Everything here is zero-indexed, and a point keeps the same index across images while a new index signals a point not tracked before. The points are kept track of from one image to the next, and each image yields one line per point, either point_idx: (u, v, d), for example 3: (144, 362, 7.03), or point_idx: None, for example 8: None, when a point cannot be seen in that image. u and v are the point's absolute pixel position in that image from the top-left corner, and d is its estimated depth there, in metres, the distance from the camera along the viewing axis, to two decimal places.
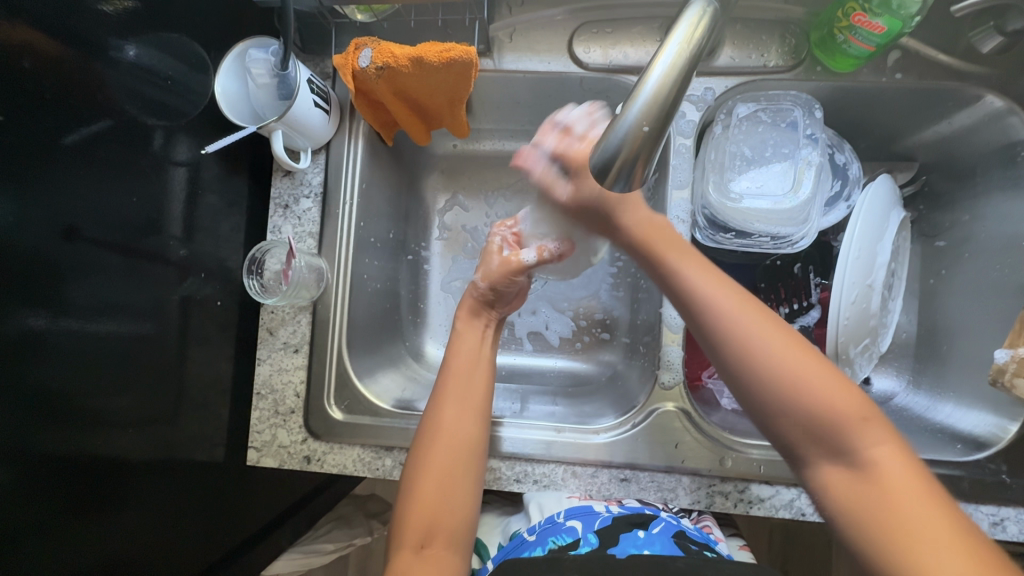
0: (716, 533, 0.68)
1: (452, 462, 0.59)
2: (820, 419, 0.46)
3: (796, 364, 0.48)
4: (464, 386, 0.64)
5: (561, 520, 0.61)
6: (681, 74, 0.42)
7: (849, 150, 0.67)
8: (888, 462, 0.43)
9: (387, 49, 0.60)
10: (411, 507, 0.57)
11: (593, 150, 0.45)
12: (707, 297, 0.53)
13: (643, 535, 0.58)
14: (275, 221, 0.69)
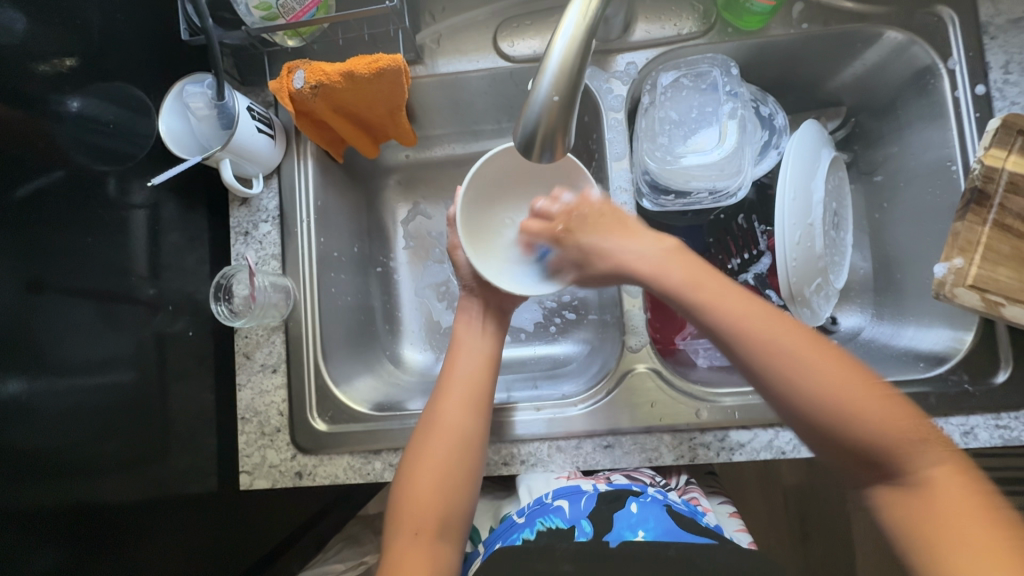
0: (703, 504, 0.73)
1: (444, 455, 0.60)
2: (885, 441, 0.46)
3: (830, 386, 0.48)
4: (467, 382, 0.64)
5: (549, 501, 0.65)
6: (581, 46, 0.45)
7: (773, 102, 0.70)
8: (948, 483, 0.44)
9: (318, 68, 0.62)
10: (407, 505, 0.59)
11: (517, 125, 0.48)
12: (735, 323, 0.51)
13: (635, 511, 0.62)
14: (237, 249, 0.71)
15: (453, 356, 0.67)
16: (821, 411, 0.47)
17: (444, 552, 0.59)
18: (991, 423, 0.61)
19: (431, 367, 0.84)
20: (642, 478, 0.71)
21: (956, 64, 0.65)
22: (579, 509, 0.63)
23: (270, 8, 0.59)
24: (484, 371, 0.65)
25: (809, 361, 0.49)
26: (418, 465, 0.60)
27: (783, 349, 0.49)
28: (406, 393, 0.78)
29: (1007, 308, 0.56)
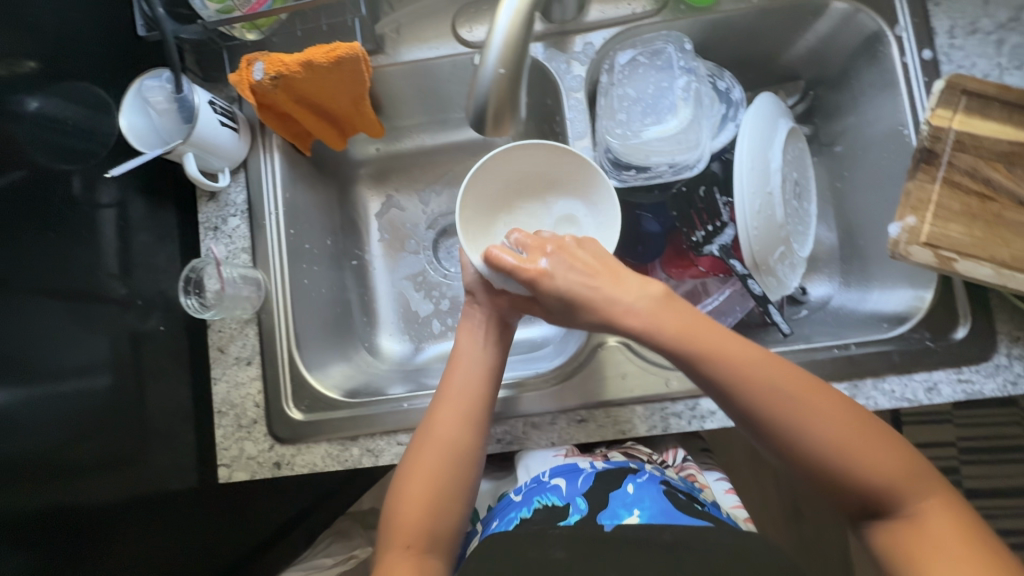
0: (700, 480, 0.74)
1: (435, 469, 0.60)
2: (884, 486, 0.49)
3: (840, 432, 0.50)
4: (466, 395, 0.62)
5: (546, 479, 0.65)
6: (524, 19, 0.46)
7: (728, 76, 0.71)
8: (942, 521, 0.48)
9: (277, 59, 0.63)
10: (397, 519, 0.59)
11: (468, 100, 0.48)
12: (755, 371, 0.52)
13: (633, 492, 0.62)
14: (207, 244, 0.71)
15: (452, 366, 0.64)
16: (831, 457, 0.50)
17: (434, 567, 0.58)
18: (953, 378, 0.62)
19: (411, 357, 0.87)
20: (640, 455, 0.73)
21: (903, 31, 0.67)
22: (576, 487, 0.63)
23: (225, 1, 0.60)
24: (482, 384, 0.63)
25: (816, 410, 0.50)
26: (411, 482, 0.60)
27: (798, 399, 0.51)
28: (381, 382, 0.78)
29: (959, 263, 0.57)
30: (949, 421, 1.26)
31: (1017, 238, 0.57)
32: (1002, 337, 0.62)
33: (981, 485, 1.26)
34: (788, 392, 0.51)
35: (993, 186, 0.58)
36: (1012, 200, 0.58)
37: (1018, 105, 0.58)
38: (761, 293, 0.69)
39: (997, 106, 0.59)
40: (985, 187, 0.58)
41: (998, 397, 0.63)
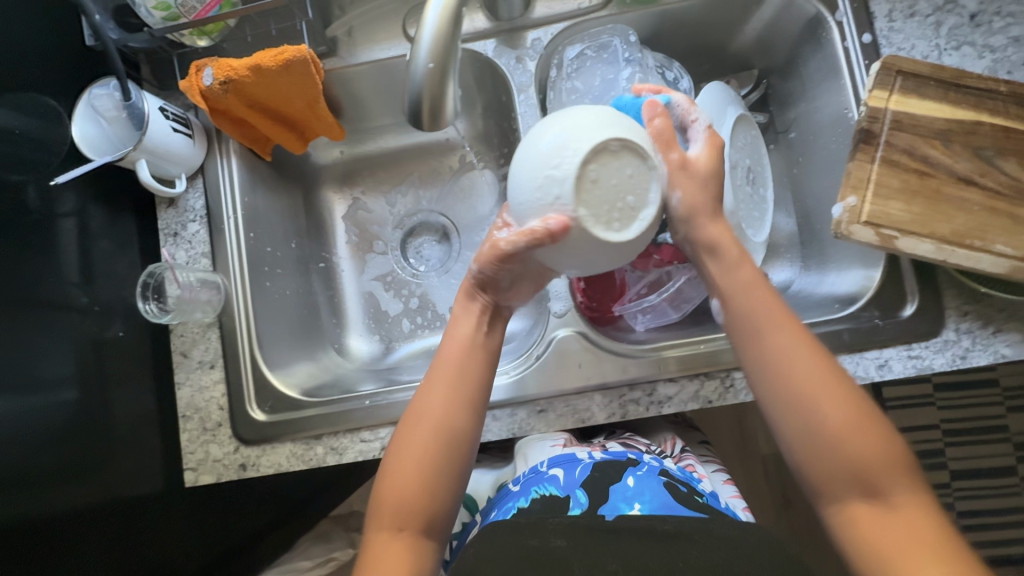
0: (698, 470, 0.75)
1: (426, 448, 0.58)
2: (865, 466, 0.52)
3: (842, 420, 0.53)
4: (463, 373, 0.60)
5: (544, 469, 0.63)
6: (453, 14, 0.47)
7: (677, 67, 0.72)
8: (913, 511, 0.50)
9: (225, 64, 0.64)
10: (389, 497, 0.57)
11: (403, 95, 0.49)
12: (782, 345, 0.55)
13: (633, 484, 0.61)
14: (168, 250, 0.72)
15: (450, 343, 0.62)
16: (832, 439, 0.53)
17: (426, 548, 0.57)
18: (903, 354, 0.64)
19: (383, 358, 0.87)
20: (638, 446, 0.76)
21: (843, 16, 0.68)
22: (573, 478, 0.62)
23: (170, 9, 0.61)
24: (480, 362, 0.61)
25: (831, 394, 0.53)
26: (401, 459, 0.58)
27: (815, 380, 0.54)
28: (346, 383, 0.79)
29: (900, 240, 0.58)
30: (932, 404, 1.27)
31: (954, 214, 0.58)
32: (950, 312, 0.64)
33: (966, 467, 1.26)
34: (809, 372, 0.54)
35: (931, 163, 0.59)
36: (950, 176, 0.59)
37: (952, 84, 0.60)
38: None
39: (932, 85, 0.60)
40: (923, 164, 0.59)
41: (948, 371, 0.64)
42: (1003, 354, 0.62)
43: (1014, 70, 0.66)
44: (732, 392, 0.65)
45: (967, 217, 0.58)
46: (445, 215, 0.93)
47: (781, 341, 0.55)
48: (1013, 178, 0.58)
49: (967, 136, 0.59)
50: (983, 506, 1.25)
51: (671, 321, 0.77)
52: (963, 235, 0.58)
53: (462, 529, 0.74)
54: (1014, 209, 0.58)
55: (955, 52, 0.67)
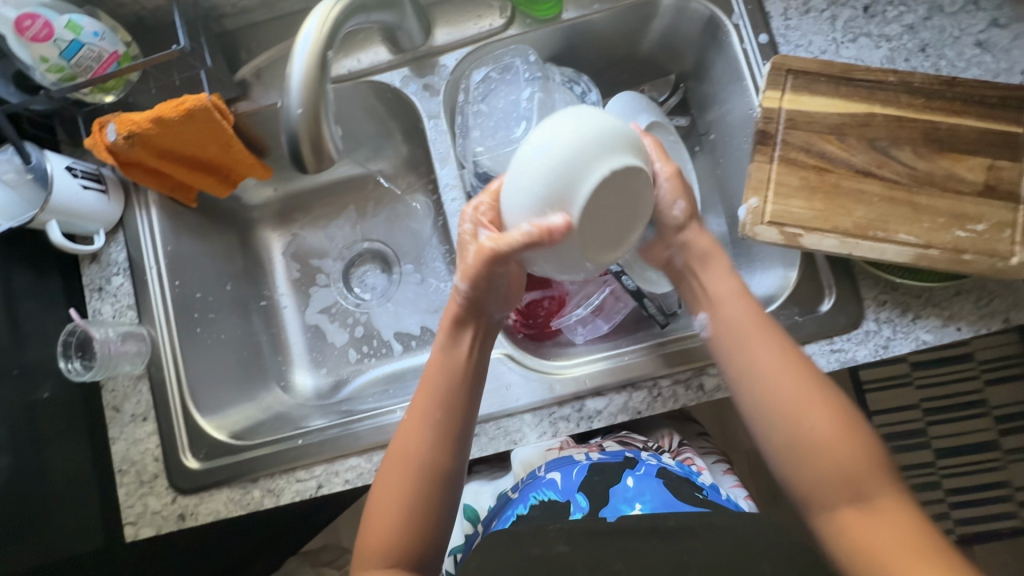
0: (696, 463, 0.79)
1: (406, 473, 0.57)
2: (843, 468, 0.51)
3: (823, 433, 0.52)
4: (448, 406, 0.59)
5: (542, 475, 0.74)
6: (319, 58, 0.48)
7: (585, 81, 0.73)
8: (891, 504, 0.49)
9: (127, 119, 0.64)
10: (372, 524, 0.56)
11: (282, 139, 0.49)
12: (766, 364, 0.55)
13: (631, 486, 0.70)
14: (93, 306, 0.72)
15: (432, 376, 0.60)
16: (816, 453, 0.52)
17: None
18: (826, 348, 0.64)
19: (337, 391, 0.87)
20: (636, 443, 0.81)
21: (739, 18, 0.69)
22: (571, 481, 0.72)
23: (64, 70, 0.61)
24: (465, 393, 0.60)
25: (811, 411, 0.53)
26: (384, 498, 0.56)
27: (798, 397, 0.53)
28: (287, 420, 0.79)
29: (805, 237, 0.59)
30: (909, 383, 1.26)
31: (855, 207, 0.58)
32: (868, 302, 0.64)
33: (948, 444, 1.25)
34: (788, 390, 0.54)
35: (829, 158, 0.59)
36: (848, 169, 0.59)
37: (842, 78, 0.60)
38: (636, 287, 0.70)
39: (823, 81, 0.60)
40: (821, 160, 0.59)
41: (873, 362, 0.64)
42: (923, 340, 0.62)
43: (911, 57, 0.66)
44: (660, 401, 0.65)
45: (868, 208, 0.58)
46: (384, 243, 0.93)
47: (761, 360, 0.56)
48: (909, 167, 0.58)
49: (862, 128, 0.59)
50: (972, 483, 1.23)
51: (603, 333, 0.78)
52: (866, 228, 0.58)
53: (465, 539, 0.80)
54: (913, 196, 0.58)
55: (852, 44, 0.67)
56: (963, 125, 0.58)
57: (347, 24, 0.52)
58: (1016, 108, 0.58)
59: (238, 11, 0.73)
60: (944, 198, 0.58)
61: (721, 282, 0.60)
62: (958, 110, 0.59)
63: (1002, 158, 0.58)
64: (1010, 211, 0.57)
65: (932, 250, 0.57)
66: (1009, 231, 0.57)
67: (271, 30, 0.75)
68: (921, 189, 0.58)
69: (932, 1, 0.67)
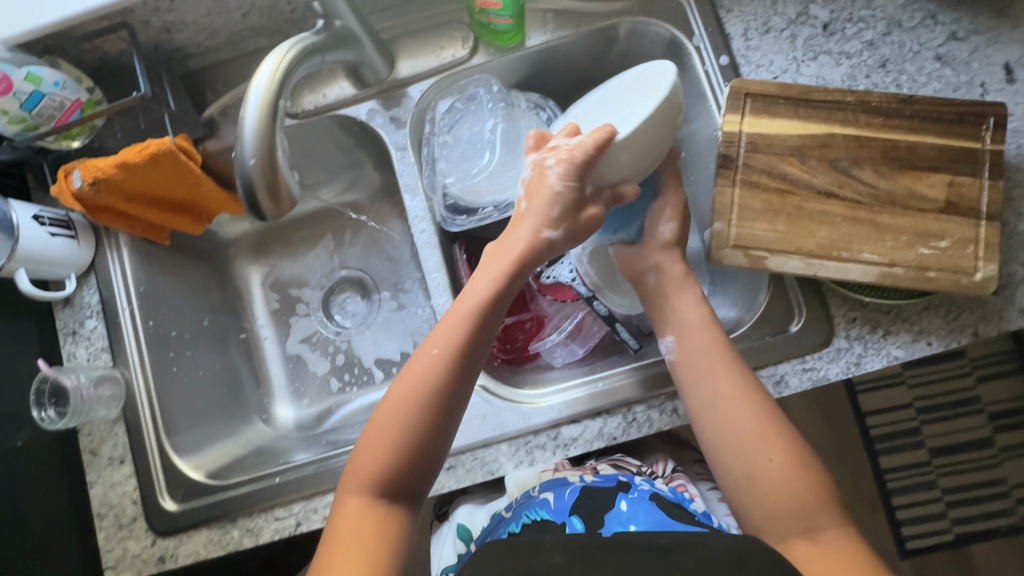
0: (689, 490, 0.78)
1: (411, 406, 0.54)
2: (794, 499, 0.53)
3: (775, 463, 0.54)
4: (476, 343, 0.56)
5: (536, 494, 0.74)
6: (269, 108, 0.48)
7: (551, 106, 0.74)
8: (836, 535, 0.52)
9: (92, 165, 0.64)
10: (364, 452, 0.54)
11: (237, 186, 0.49)
12: (726, 394, 0.57)
13: (625, 509, 0.70)
14: (67, 350, 0.72)
15: (464, 301, 0.56)
16: (767, 483, 0.54)
17: (398, 516, 0.53)
18: (798, 367, 0.64)
19: (322, 421, 0.86)
20: (629, 467, 0.80)
21: (700, 41, 0.69)
22: (564, 501, 0.72)
23: (25, 119, 0.61)
24: (487, 328, 0.57)
25: (763, 441, 0.55)
26: (383, 424, 0.54)
27: (753, 426, 0.55)
28: (269, 454, 0.79)
29: (770, 259, 0.59)
30: (900, 383, 1.25)
31: (819, 228, 0.58)
32: (838, 320, 0.64)
33: (943, 442, 1.23)
34: (743, 419, 0.56)
35: (790, 180, 0.59)
36: (810, 191, 0.59)
37: (801, 100, 0.60)
38: (607, 312, 0.72)
39: (782, 103, 0.60)
40: (783, 182, 0.59)
41: (846, 379, 0.63)
42: (895, 356, 0.62)
43: (872, 73, 0.67)
44: (635, 426, 0.65)
45: (831, 229, 0.58)
46: (362, 270, 0.93)
47: (720, 389, 0.57)
48: (870, 186, 0.59)
49: (822, 149, 0.60)
50: (968, 481, 1.22)
51: (577, 357, 0.77)
52: (831, 248, 0.58)
53: (457, 559, 0.80)
54: (876, 215, 0.58)
55: (813, 62, 0.67)
56: (921, 143, 0.59)
57: (300, 70, 0.53)
58: (973, 123, 0.59)
59: (203, 51, 0.73)
60: (906, 216, 0.58)
61: (686, 311, 0.62)
62: (917, 128, 0.59)
63: (962, 174, 0.58)
64: (972, 227, 0.57)
65: (896, 269, 0.57)
66: (973, 247, 0.57)
67: (237, 68, 0.75)
68: (883, 208, 0.58)
69: (890, 17, 0.68)
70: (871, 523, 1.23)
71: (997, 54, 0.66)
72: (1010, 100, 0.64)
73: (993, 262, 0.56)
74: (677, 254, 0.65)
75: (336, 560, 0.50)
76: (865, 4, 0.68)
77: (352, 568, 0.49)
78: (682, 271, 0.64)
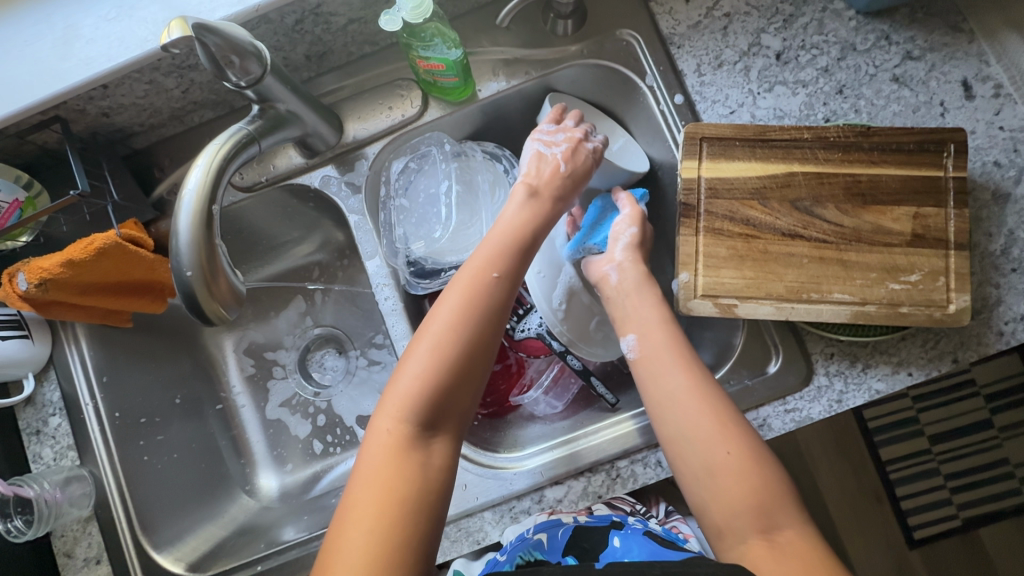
0: (684, 530, 0.76)
1: (451, 332, 0.51)
2: (745, 499, 0.50)
3: (722, 453, 0.52)
4: (520, 271, 0.56)
5: (529, 533, 0.60)
6: (201, 213, 0.46)
7: (507, 158, 0.73)
8: (790, 533, 0.49)
9: (36, 266, 0.63)
10: (399, 385, 0.51)
11: (176, 291, 0.47)
12: (680, 382, 0.55)
13: (619, 545, 0.61)
14: (33, 451, 0.70)
15: (503, 232, 0.57)
16: (718, 476, 0.52)
17: (436, 450, 0.49)
18: (780, 410, 0.62)
19: (309, 488, 0.83)
20: (624, 507, 0.77)
21: (652, 80, 0.69)
22: (557, 542, 0.60)
23: None
24: (522, 261, 0.56)
25: (711, 433, 0.53)
26: (423, 350, 0.51)
27: (699, 417, 0.53)
28: (253, 532, 0.76)
29: (740, 306, 0.57)
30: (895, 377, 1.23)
31: (786, 272, 0.57)
32: (816, 357, 0.62)
33: (942, 431, 1.22)
34: (688, 411, 0.54)
35: (754, 224, 0.58)
36: (774, 233, 0.58)
37: (755, 142, 0.59)
38: (581, 365, 0.71)
39: (738, 146, 0.59)
40: (746, 227, 0.58)
41: (830, 417, 0.62)
42: (876, 390, 0.60)
43: (830, 100, 0.65)
44: (620, 482, 0.63)
45: (798, 271, 0.57)
46: (335, 326, 0.90)
47: (675, 376, 0.55)
48: (835, 224, 0.57)
49: (783, 189, 0.58)
50: (968, 467, 1.21)
51: (557, 410, 0.75)
52: (801, 291, 0.57)
53: None
54: (843, 254, 0.57)
55: (769, 94, 0.66)
56: (879, 177, 0.58)
57: (235, 164, 0.52)
58: (931, 151, 0.58)
59: (148, 129, 0.71)
60: (873, 252, 0.57)
61: (637, 304, 0.60)
62: (876, 161, 0.58)
63: (927, 205, 0.57)
64: (942, 258, 0.56)
65: (868, 307, 0.56)
66: (944, 279, 0.56)
67: (183, 144, 0.73)
68: (849, 246, 0.57)
69: (843, 41, 0.66)
70: (877, 517, 1.21)
71: (954, 71, 0.64)
72: (971, 117, 0.63)
73: (965, 293, 0.55)
74: (638, 256, 0.64)
75: (365, 495, 0.46)
76: (817, 29, 0.67)
77: (382, 502, 0.45)
78: (640, 272, 0.62)
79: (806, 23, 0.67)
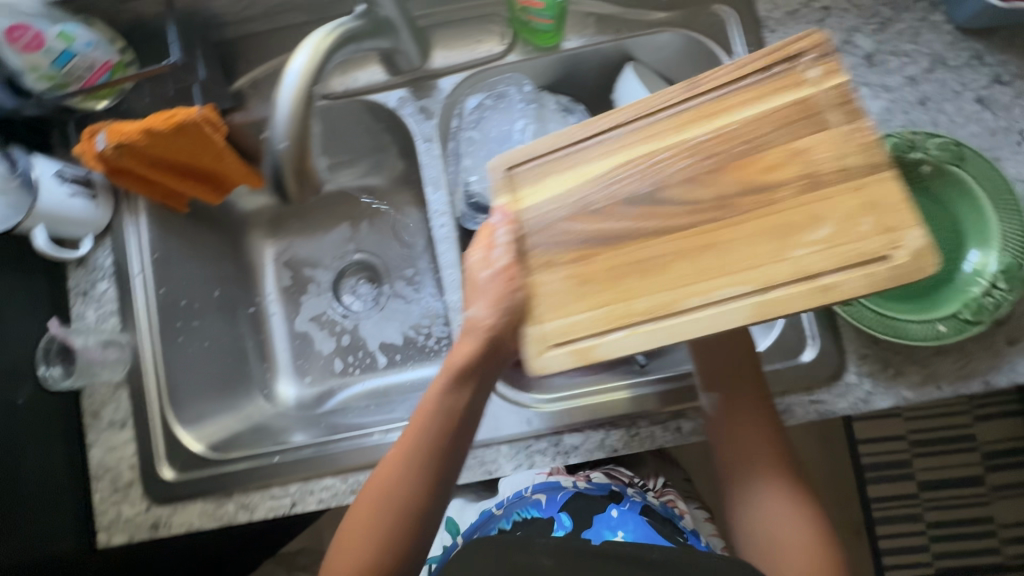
0: (679, 506, 0.79)
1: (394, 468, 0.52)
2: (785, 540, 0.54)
3: (769, 502, 0.56)
4: (473, 412, 0.54)
5: (528, 493, 0.73)
6: (301, 96, 0.47)
7: (580, 109, 0.73)
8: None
9: (118, 129, 0.65)
10: (364, 498, 0.53)
11: (265, 167, 0.48)
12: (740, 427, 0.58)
13: (615, 516, 0.69)
14: (78, 310, 0.73)
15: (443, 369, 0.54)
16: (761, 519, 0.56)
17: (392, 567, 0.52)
18: (805, 399, 0.63)
19: (324, 403, 0.85)
20: (622, 476, 0.77)
21: (739, 59, 0.69)
22: (556, 500, 0.72)
23: (56, 78, 0.63)
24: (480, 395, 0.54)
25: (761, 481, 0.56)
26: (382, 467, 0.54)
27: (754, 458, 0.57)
28: (266, 433, 0.78)
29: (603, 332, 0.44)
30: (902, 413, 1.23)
31: (641, 285, 0.45)
32: (850, 355, 0.63)
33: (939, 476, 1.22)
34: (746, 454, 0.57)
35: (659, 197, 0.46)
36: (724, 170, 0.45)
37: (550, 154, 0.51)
38: None
39: (588, 140, 0.50)
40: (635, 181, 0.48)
41: (852, 415, 0.63)
42: (903, 397, 0.62)
43: (910, 110, 0.66)
44: (637, 441, 0.65)
45: (667, 276, 0.44)
46: (374, 255, 0.92)
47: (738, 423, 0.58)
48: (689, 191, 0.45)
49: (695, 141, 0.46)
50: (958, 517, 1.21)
51: None
52: (670, 302, 0.43)
53: (442, 553, 0.77)
54: (761, 217, 0.43)
55: None
56: (747, 117, 0.45)
57: (337, 56, 0.53)
58: (784, 74, 0.45)
59: (240, 21, 0.73)
60: (799, 212, 0.42)
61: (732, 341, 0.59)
62: (735, 105, 0.46)
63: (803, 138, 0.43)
64: (850, 196, 0.41)
65: (880, 265, 0.39)
66: (869, 220, 0.40)
67: (270, 42, 0.74)
68: (746, 209, 0.43)
69: (935, 54, 0.66)
70: (853, 546, 1.23)
71: None
72: None
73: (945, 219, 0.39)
74: None
75: None
76: (910, 38, 0.67)
77: None
78: None
79: (902, 30, 0.67)
